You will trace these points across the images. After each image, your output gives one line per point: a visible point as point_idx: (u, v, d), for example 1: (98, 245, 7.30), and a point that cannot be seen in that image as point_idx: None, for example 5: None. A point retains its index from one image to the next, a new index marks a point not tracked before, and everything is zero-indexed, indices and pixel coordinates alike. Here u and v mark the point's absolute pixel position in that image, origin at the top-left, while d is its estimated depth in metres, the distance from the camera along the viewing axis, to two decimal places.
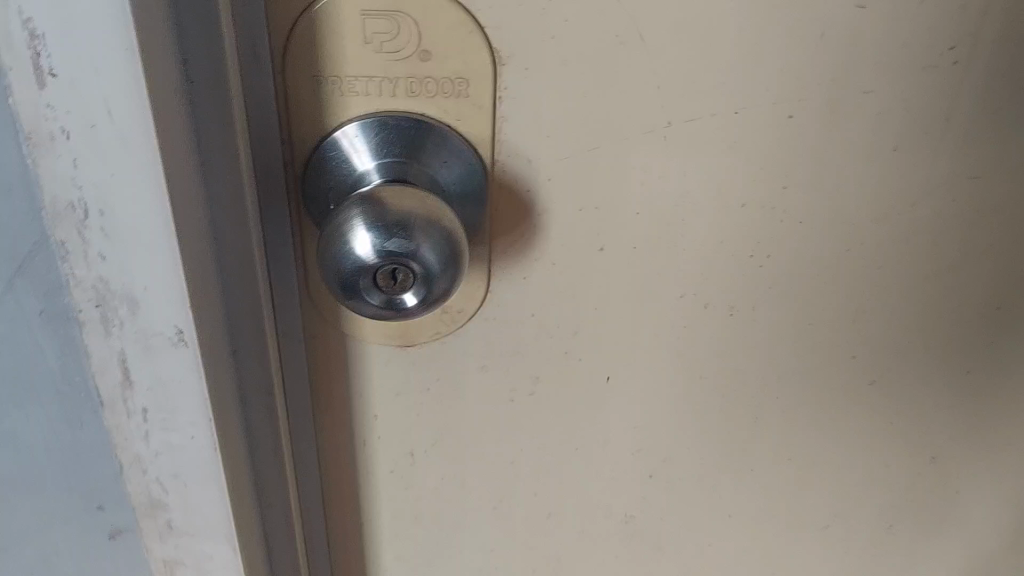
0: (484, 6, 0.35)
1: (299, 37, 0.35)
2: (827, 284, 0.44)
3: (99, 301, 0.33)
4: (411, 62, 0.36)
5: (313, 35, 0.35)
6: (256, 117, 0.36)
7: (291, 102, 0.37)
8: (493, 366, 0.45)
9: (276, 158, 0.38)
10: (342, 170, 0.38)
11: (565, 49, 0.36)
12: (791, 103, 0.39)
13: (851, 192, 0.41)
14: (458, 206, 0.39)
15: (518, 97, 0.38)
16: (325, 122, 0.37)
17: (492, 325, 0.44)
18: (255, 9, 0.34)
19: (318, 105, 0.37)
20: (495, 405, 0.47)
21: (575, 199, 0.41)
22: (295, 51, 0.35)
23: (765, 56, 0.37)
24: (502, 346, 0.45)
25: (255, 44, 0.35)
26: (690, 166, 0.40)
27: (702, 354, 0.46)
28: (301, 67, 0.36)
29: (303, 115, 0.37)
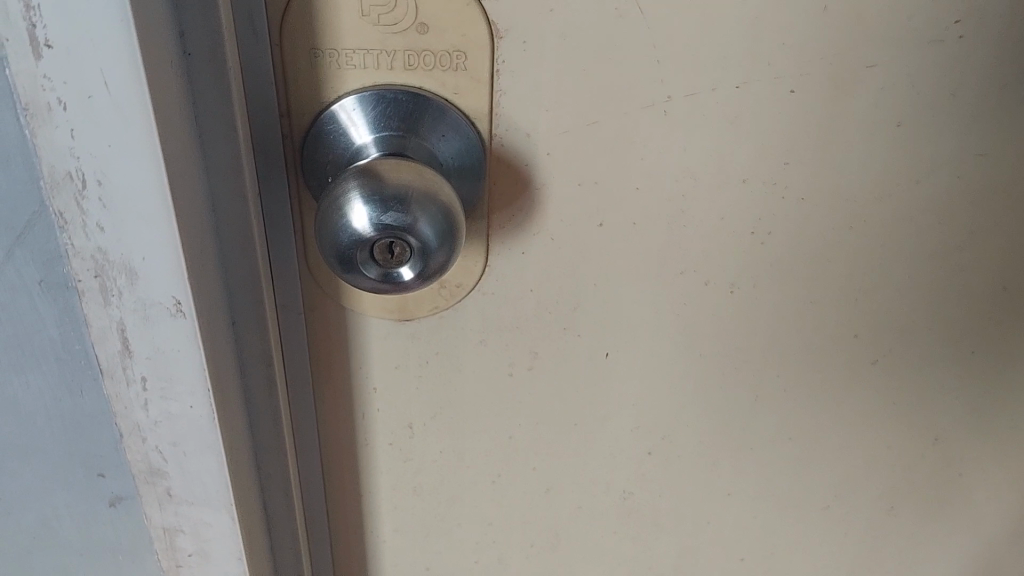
0: None
1: (297, 9, 0.35)
2: (827, 262, 0.44)
3: (98, 271, 0.33)
4: (408, 35, 0.36)
5: (310, 7, 0.35)
6: (255, 89, 0.37)
7: (290, 74, 0.37)
8: (493, 340, 0.45)
9: (275, 130, 0.38)
10: (340, 143, 0.38)
11: (564, 22, 0.36)
12: (792, 79, 0.38)
13: (852, 169, 0.41)
14: (455, 180, 0.39)
15: (517, 71, 0.38)
16: (323, 95, 0.37)
17: (492, 300, 0.44)
18: None
19: (317, 77, 0.37)
20: (495, 379, 0.47)
21: (574, 174, 0.41)
22: (292, 23, 0.36)
23: (766, 30, 0.37)
24: (501, 320, 0.45)
25: (253, 16, 0.35)
26: (690, 141, 0.40)
27: (701, 331, 0.46)
28: (299, 39, 0.36)
29: (301, 88, 0.37)
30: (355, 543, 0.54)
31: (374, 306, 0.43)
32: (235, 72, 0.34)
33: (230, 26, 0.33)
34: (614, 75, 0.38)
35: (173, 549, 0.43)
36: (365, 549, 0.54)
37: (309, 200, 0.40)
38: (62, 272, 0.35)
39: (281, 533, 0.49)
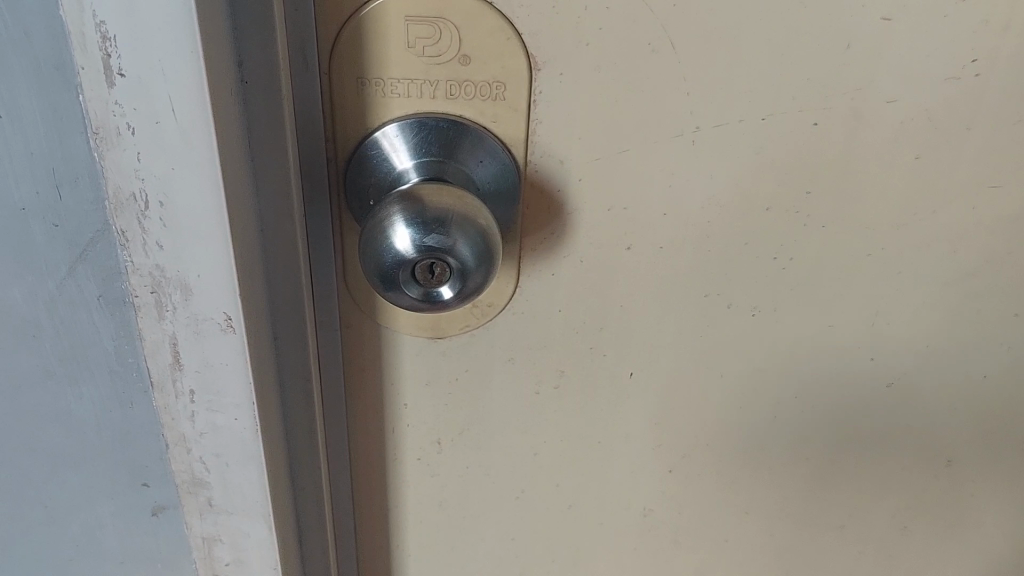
0: (523, 13, 0.37)
1: (346, 40, 0.37)
2: (846, 288, 0.46)
3: (155, 287, 0.34)
4: (451, 66, 0.38)
5: (359, 38, 0.37)
6: (303, 115, 0.38)
7: (336, 102, 0.39)
8: (521, 359, 0.47)
9: (320, 155, 0.40)
10: (382, 168, 0.39)
11: (598, 55, 0.38)
12: (815, 112, 0.40)
13: (874, 197, 0.43)
14: (492, 203, 0.41)
15: (553, 100, 0.39)
16: (368, 122, 0.39)
17: (521, 319, 0.46)
18: (306, 13, 0.36)
19: (362, 105, 0.39)
20: (522, 397, 0.48)
21: (604, 199, 0.42)
22: (341, 54, 0.37)
23: (790, 64, 0.39)
24: (530, 340, 0.46)
25: (304, 46, 0.37)
26: (716, 170, 0.41)
27: (724, 352, 0.48)
28: (347, 69, 0.38)
29: (347, 115, 0.39)
30: (381, 556, 0.55)
31: (409, 324, 0.45)
32: (287, 100, 0.36)
33: (285, 56, 0.35)
34: (645, 106, 0.40)
35: (211, 558, 0.44)
36: (389, 562, 0.56)
37: (351, 221, 0.41)
38: (120, 287, 0.36)
39: (311, 543, 0.50)
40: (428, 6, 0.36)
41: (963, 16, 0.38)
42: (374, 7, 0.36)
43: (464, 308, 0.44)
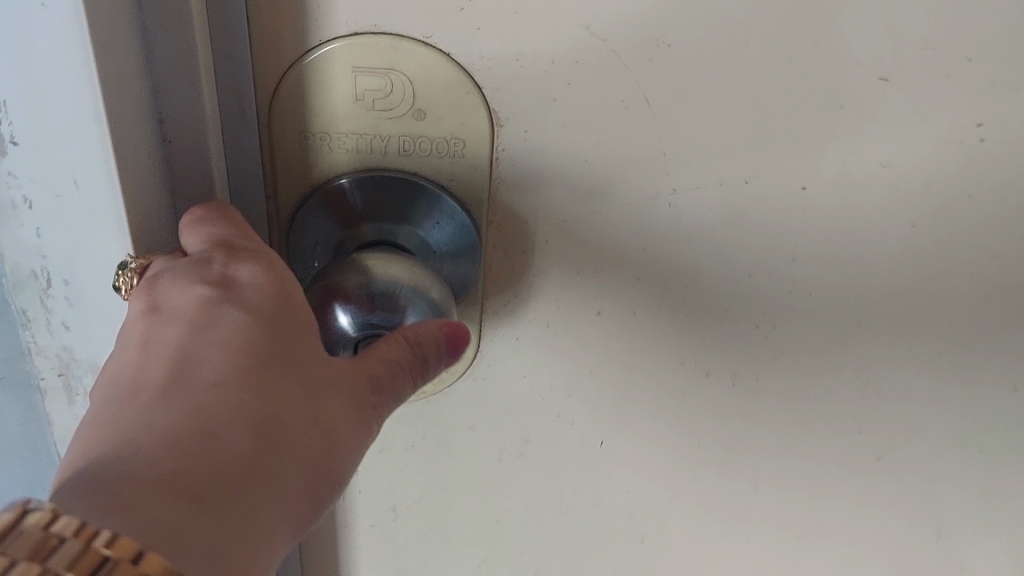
0: (483, 66, 0.33)
1: (287, 91, 0.33)
2: (833, 358, 0.42)
3: (63, 369, 0.32)
4: (404, 120, 0.34)
5: (301, 89, 0.33)
6: (241, 168, 0.35)
7: (276, 156, 0.35)
8: (482, 425, 0.44)
9: (259, 212, 0.36)
10: (328, 228, 0.36)
11: (566, 112, 0.35)
12: (804, 174, 0.36)
13: (863, 265, 0.39)
14: (449, 266, 0.37)
15: (516, 159, 0.36)
16: (312, 178, 0.36)
17: (482, 384, 0.43)
18: (242, 63, 0.33)
19: (306, 161, 0.35)
20: (483, 465, 0.45)
21: (572, 263, 0.39)
22: (282, 105, 0.34)
23: (776, 124, 0.35)
24: (491, 405, 0.43)
25: (241, 97, 0.34)
26: (692, 235, 0.38)
27: (699, 421, 0.44)
28: (289, 122, 0.34)
29: (288, 171, 0.35)
30: None
31: None
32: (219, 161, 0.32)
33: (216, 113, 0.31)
34: (618, 166, 0.36)
35: None
36: None
37: None
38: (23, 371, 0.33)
39: None
40: (377, 56, 0.33)
41: (966, 77, 0.34)
42: (317, 55, 0.33)
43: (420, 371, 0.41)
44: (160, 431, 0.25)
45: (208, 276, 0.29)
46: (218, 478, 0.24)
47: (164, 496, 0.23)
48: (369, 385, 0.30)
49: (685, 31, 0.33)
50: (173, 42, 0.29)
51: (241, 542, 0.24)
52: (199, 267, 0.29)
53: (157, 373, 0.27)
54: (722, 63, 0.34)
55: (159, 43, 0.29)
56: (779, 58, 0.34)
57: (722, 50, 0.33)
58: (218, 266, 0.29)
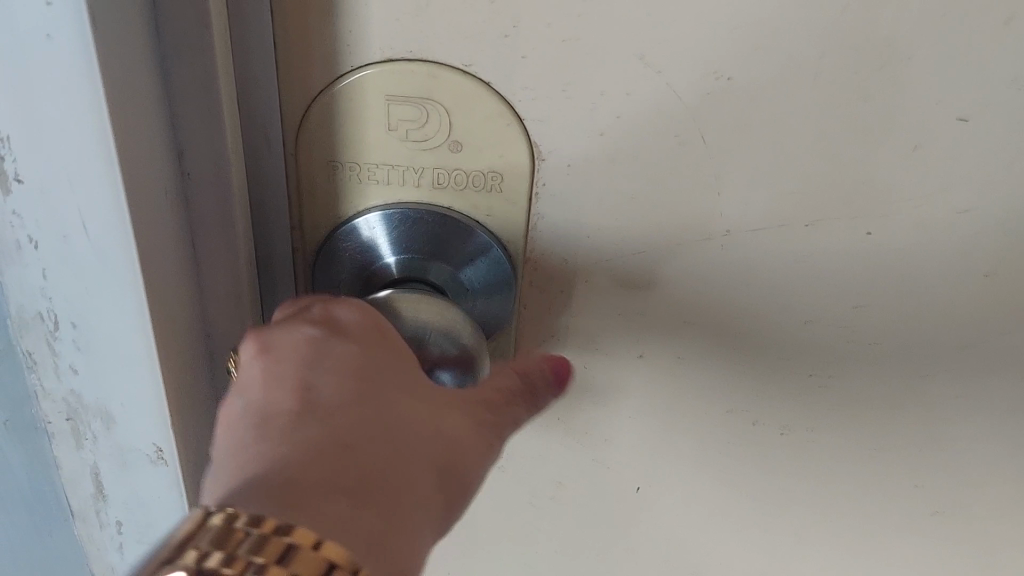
0: (526, 97, 0.31)
1: (316, 118, 0.31)
2: (892, 412, 0.39)
3: (71, 414, 0.31)
4: (439, 152, 0.32)
5: (330, 118, 0.31)
6: (267, 198, 0.33)
7: (304, 186, 0.33)
8: (512, 466, 0.42)
9: (286, 242, 0.35)
10: (357, 261, 0.34)
11: (615, 146, 0.32)
12: (872, 220, 0.33)
13: (934, 318, 0.36)
14: (483, 304, 0.35)
15: (558, 194, 0.33)
16: (341, 210, 0.34)
17: (514, 423, 0.41)
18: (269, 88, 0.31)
19: (334, 191, 0.33)
20: (513, 506, 0.44)
21: (615, 303, 0.36)
22: (310, 133, 0.32)
23: (848, 165, 0.32)
24: (523, 446, 0.41)
25: (268, 122, 0.32)
26: (748, 279, 0.35)
27: (744, 471, 0.42)
28: (317, 150, 0.32)
29: (316, 201, 0.33)
30: None
31: None
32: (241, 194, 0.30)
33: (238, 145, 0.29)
34: (668, 206, 0.33)
35: None
36: None
37: None
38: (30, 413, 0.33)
39: None
40: (413, 85, 0.31)
41: None
42: (348, 82, 0.31)
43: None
44: (302, 446, 0.24)
45: (308, 315, 0.29)
46: (369, 483, 0.24)
47: (317, 502, 0.22)
48: (495, 413, 0.28)
49: (749, 63, 0.30)
50: (191, 73, 0.26)
51: (393, 542, 0.23)
52: (299, 312, 0.29)
53: (278, 402, 0.26)
54: (790, 98, 0.31)
55: (177, 73, 0.27)
56: (854, 94, 0.30)
57: (790, 84, 0.30)
58: (318, 307, 0.29)
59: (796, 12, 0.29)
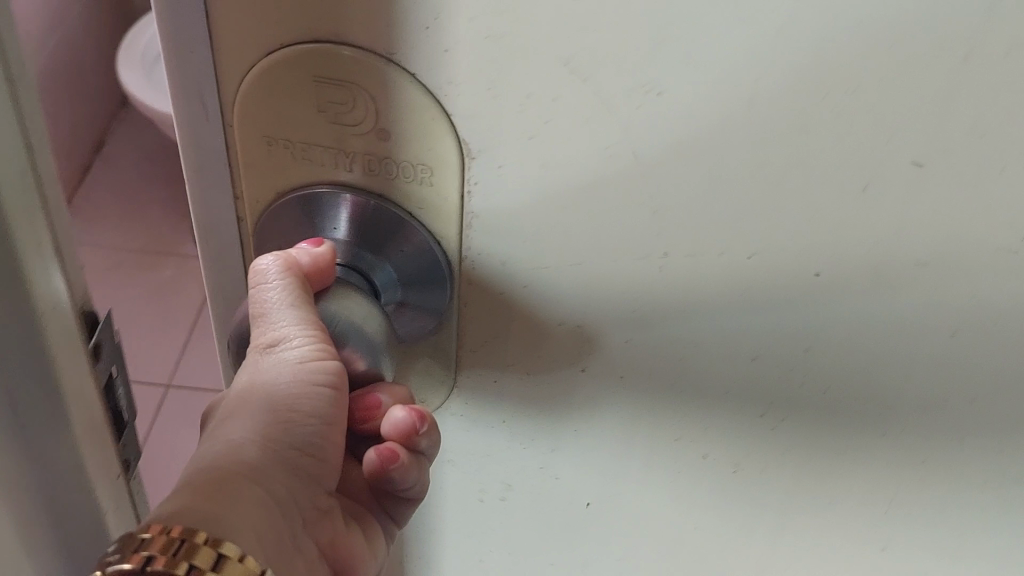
0: (452, 91, 0.30)
1: (247, 93, 0.32)
2: (853, 461, 0.38)
3: None
4: (369, 138, 0.32)
5: (262, 94, 0.31)
6: (209, 165, 0.34)
7: (243, 157, 0.34)
8: (461, 461, 0.42)
9: (229, 208, 0.35)
10: (304, 234, 0.35)
11: (545, 152, 0.30)
12: (817, 259, 0.31)
13: (893, 376, 0.34)
14: (415, 297, 0.36)
15: (489, 195, 0.32)
16: (279, 182, 0.34)
17: (459, 419, 0.40)
18: (199, 60, 0.31)
19: (272, 166, 0.34)
20: (462, 499, 0.44)
21: (556, 312, 0.35)
22: (245, 108, 0.32)
23: (787, 193, 0.30)
24: (472, 442, 0.41)
25: (202, 97, 0.32)
26: (687, 304, 0.33)
27: (696, 504, 0.41)
28: (253, 125, 0.32)
29: (256, 173, 0.34)
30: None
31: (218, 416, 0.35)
32: (49, 249, 0.31)
33: (27, 149, 0.29)
34: (602, 220, 0.32)
35: None
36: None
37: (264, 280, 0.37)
38: None
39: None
40: (338, 69, 0.30)
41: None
42: (276, 62, 0.30)
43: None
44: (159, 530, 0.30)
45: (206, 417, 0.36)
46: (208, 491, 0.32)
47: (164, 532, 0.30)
48: (310, 336, 0.33)
49: (680, 80, 0.28)
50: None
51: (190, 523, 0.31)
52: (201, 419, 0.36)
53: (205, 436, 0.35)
54: (727, 118, 0.28)
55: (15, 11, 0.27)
56: (793, 120, 0.28)
57: (726, 104, 0.28)
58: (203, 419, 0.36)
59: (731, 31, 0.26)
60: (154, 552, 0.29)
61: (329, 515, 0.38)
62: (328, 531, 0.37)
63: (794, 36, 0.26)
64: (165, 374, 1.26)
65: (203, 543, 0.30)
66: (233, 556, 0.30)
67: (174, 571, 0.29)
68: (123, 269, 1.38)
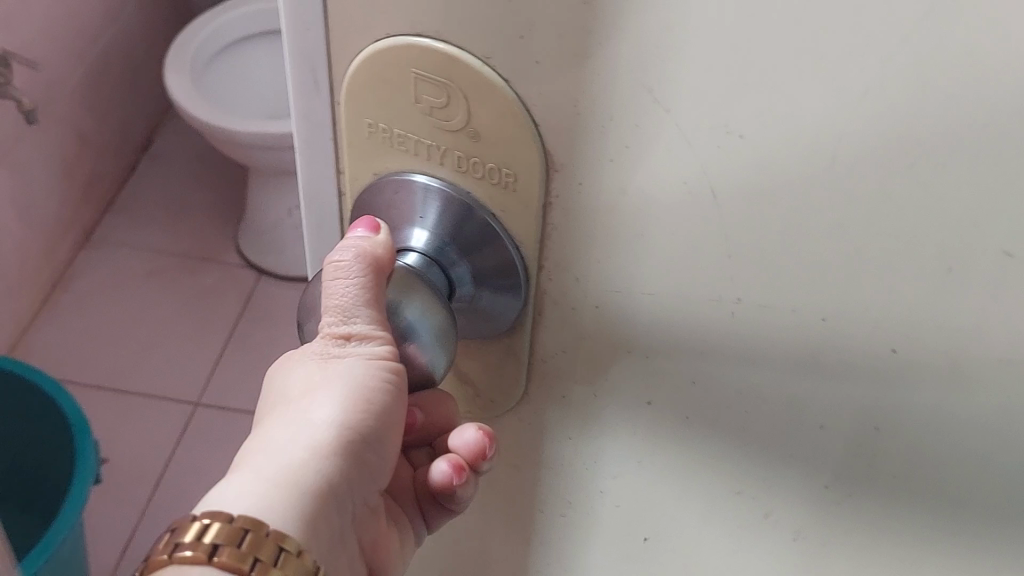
0: (540, 103, 0.31)
1: (353, 78, 0.33)
2: (915, 555, 0.36)
3: None
4: (460, 136, 0.33)
5: (365, 80, 0.33)
6: (315, 139, 0.37)
7: (346, 136, 0.36)
8: (528, 469, 0.44)
9: (333, 180, 0.38)
10: (394, 219, 0.37)
11: (625, 175, 0.31)
12: (897, 333, 0.30)
13: (967, 480, 0.32)
14: (490, 296, 0.37)
15: (569, 209, 0.33)
16: (375, 165, 0.36)
17: (526, 426, 0.42)
18: (313, 40, 0.33)
19: (370, 150, 0.35)
20: (527, 504, 0.45)
21: (624, 337, 0.35)
22: (350, 91, 0.34)
23: (870, 263, 0.29)
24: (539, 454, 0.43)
25: (311, 77, 0.34)
26: (756, 351, 0.33)
27: (752, 563, 0.40)
28: (354, 108, 0.34)
29: (355, 153, 0.36)
30: None
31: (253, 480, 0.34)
32: None
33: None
34: (680, 255, 0.31)
35: None
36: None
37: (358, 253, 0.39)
38: None
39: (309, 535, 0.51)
40: (436, 66, 0.32)
41: None
42: (379, 51, 0.32)
43: (471, 392, 0.42)
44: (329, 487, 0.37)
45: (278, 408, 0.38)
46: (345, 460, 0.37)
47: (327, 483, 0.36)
48: (379, 335, 0.36)
49: (762, 130, 0.27)
50: None
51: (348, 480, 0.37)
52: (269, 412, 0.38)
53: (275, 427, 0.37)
54: (805, 173, 0.27)
55: None
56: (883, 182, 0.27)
57: (816, 162, 0.27)
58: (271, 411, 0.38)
59: (816, 86, 0.26)
60: (220, 541, 0.32)
61: (375, 514, 0.40)
62: (371, 531, 0.40)
63: (876, 99, 0.25)
64: (206, 376, 1.20)
65: (265, 536, 0.33)
66: (293, 551, 0.33)
67: (237, 562, 0.32)
68: (174, 271, 1.32)
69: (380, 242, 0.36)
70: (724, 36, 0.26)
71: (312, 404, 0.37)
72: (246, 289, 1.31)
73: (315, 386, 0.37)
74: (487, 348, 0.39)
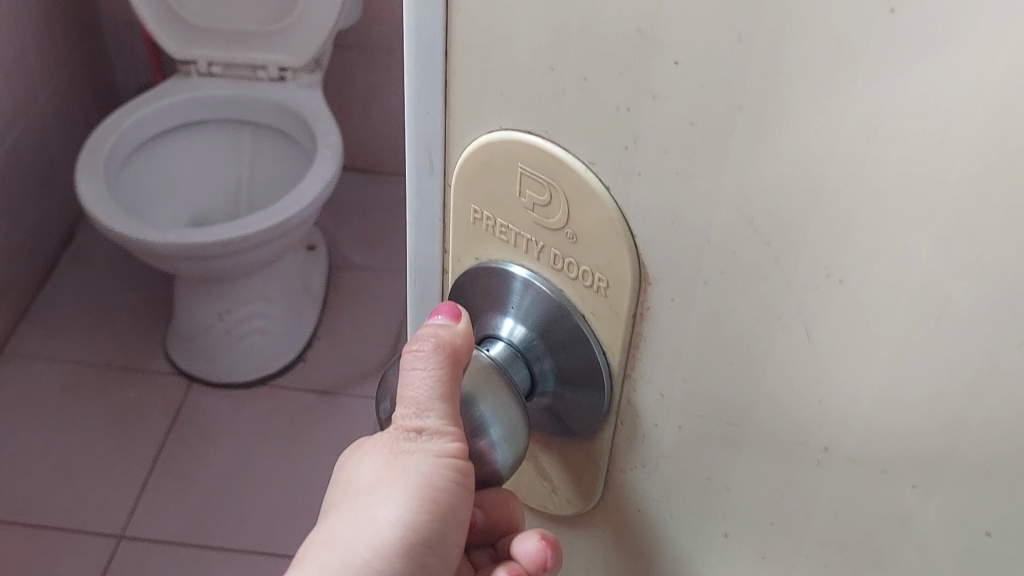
0: (641, 221, 0.33)
1: (466, 165, 0.38)
2: None
3: None
4: (557, 232, 0.36)
5: (478, 169, 0.37)
6: (431, 216, 0.42)
7: (456, 217, 0.40)
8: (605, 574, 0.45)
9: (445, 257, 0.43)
10: (495, 307, 0.40)
11: (718, 300, 0.32)
12: (989, 520, 0.29)
13: None
14: (571, 396, 0.39)
15: (659, 321, 0.35)
16: (479, 249, 0.40)
17: (608, 526, 0.43)
18: (432, 123, 0.38)
19: (476, 234, 0.40)
20: None
21: (702, 466, 0.37)
22: (465, 177, 0.38)
23: (967, 442, 0.28)
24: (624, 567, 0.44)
25: (431, 160, 0.40)
26: (837, 514, 0.33)
27: None
28: (467, 190, 0.39)
29: (464, 233, 0.40)
30: None
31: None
32: None
33: None
34: (766, 389, 0.32)
35: None
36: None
37: None
38: None
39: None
40: (540, 164, 0.35)
41: None
42: (490, 144, 0.36)
43: (547, 487, 0.44)
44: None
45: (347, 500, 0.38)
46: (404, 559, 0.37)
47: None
48: (449, 430, 0.36)
49: (867, 276, 0.28)
50: None
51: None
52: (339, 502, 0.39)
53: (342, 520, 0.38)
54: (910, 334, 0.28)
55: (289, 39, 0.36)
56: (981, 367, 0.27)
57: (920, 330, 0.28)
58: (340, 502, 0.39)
59: (924, 243, 0.26)
60: None
61: None
62: None
63: (986, 268, 0.25)
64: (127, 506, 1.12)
65: None
66: None
67: None
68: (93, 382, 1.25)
69: (458, 329, 0.36)
70: (838, 189, 0.27)
71: (378, 499, 0.37)
72: (173, 404, 1.24)
73: (383, 479, 0.37)
74: (568, 448, 0.42)
